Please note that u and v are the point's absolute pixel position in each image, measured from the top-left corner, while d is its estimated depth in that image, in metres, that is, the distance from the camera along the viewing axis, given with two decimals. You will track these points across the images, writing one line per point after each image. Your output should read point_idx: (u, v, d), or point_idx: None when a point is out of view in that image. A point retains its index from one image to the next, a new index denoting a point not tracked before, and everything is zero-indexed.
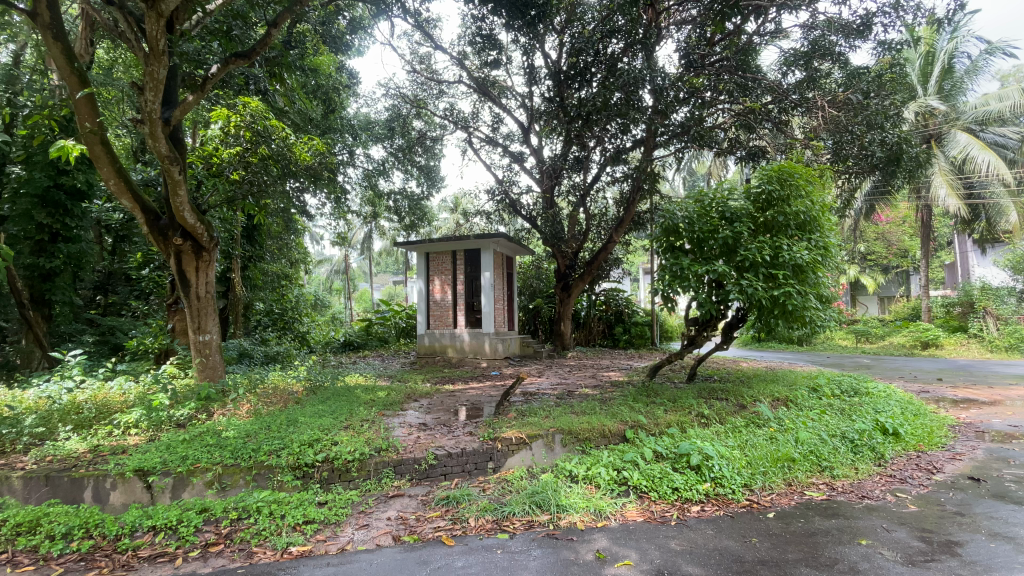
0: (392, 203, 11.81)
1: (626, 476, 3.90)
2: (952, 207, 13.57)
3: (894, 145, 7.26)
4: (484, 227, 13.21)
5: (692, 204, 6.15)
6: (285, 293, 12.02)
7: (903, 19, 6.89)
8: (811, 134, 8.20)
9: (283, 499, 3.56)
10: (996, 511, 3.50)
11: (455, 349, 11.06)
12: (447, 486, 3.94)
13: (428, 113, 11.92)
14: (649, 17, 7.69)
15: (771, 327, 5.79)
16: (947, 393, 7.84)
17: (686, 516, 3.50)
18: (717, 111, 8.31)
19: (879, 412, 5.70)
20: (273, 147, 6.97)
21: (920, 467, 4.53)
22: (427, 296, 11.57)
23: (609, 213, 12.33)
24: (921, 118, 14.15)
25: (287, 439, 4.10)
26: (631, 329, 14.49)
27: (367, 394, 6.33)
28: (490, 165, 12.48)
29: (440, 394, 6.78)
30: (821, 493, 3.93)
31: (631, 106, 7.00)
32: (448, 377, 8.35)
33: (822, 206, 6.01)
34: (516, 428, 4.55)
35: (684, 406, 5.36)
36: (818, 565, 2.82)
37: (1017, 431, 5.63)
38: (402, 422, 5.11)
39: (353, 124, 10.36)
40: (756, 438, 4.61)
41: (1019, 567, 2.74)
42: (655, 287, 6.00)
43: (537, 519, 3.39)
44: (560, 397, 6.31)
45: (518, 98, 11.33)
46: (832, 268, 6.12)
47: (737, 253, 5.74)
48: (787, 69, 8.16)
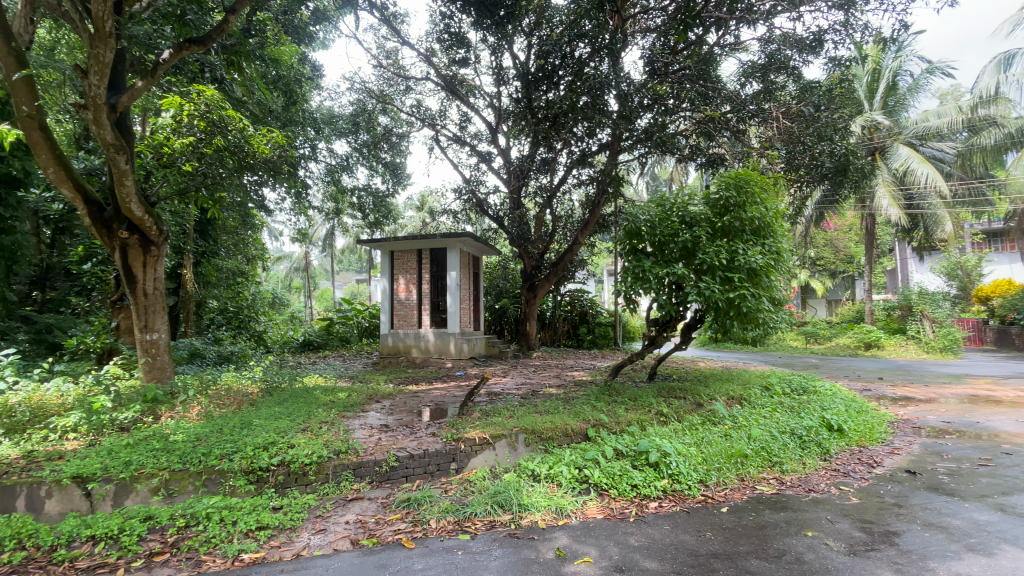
0: (356, 199, 11.53)
1: (587, 475, 3.96)
2: (894, 216, 14.42)
3: (841, 157, 7.64)
4: (450, 226, 13.13)
5: (654, 208, 6.32)
6: (241, 291, 11.54)
7: (853, 37, 7.27)
8: (766, 144, 8.53)
9: (235, 505, 3.43)
10: (930, 502, 3.74)
11: (420, 349, 10.95)
12: (408, 488, 3.89)
13: (395, 109, 11.74)
14: (615, 23, 7.77)
15: (727, 328, 5.99)
16: (887, 391, 8.34)
17: (644, 512, 3.58)
18: (679, 118, 8.55)
19: (826, 409, 6.00)
20: (230, 138, 6.65)
21: (861, 461, 4.80)
22: (392, 296, 11.37)
23: (575, 215, 12.44)
24: (867, 132, 14.92)
25: (241, 443, 3.94)
26: (595, 330, 14.74)
27: (327, 396, 6.15)
28: (456, 164, 12.39)
29: (402, 395, 6.68)
30: (771, 487, 4.10)
31: (597, 109, 7.13)
32: (412, 377, 8.26)
33: (776, 213, 6.23)
34: (479, 427, 4.53)
35: (645, 405, 5.49)
36: (767, 556, 2.94)
37: (949, 427, 6.05)
38: (363, 424, 5.01)
39: (316, 117, 10.05)
40: (711, 435, 4.77)
41: (950, 554, 2.93)
42: (618, 288, 6.14)
43: (499, 519, 3.40)
44: (524, 397, 6.37)
45: (486, 98, 11.32)
46: (784, 272, 6.39)
47: (695, 256, 5.92)
48: (745, 81, 8.48)
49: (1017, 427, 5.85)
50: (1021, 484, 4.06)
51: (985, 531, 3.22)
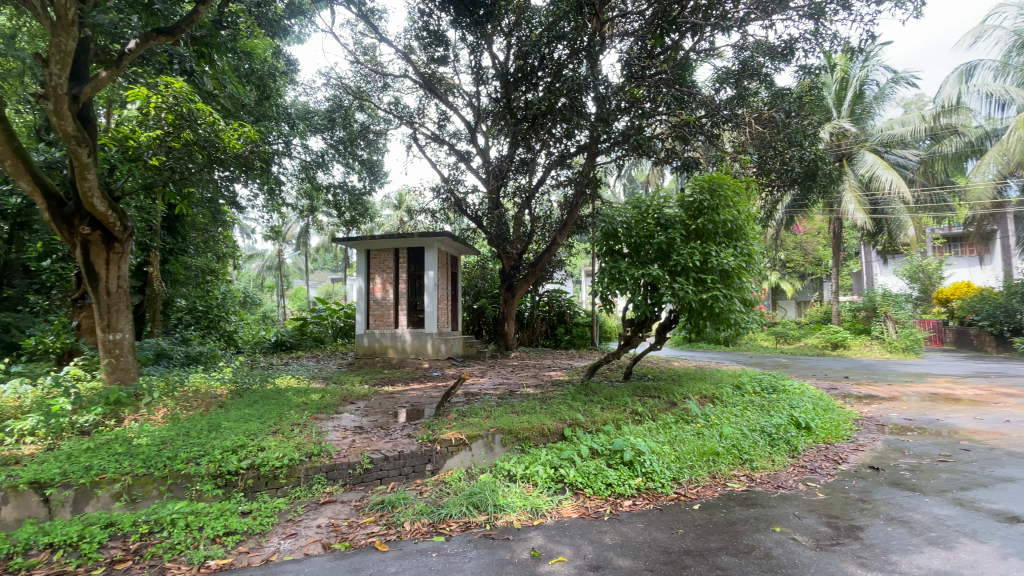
0: (331, 197, 11.34)
1: (563, 474, 3.98)
2: (860, 220, 14.94)
3: (811, 162, 7.83)
4: (429, 225, 13.04)
5: (630, 210, 6.40)
6: (210, 289, 11.21)
7: (822, 46, 7.48)
8: (739, 149, 8.72)
9: (202, 510, 3.33)
10: (892, 497, 3.89)
11: (396, 349, 10.84)
12: (383, 490, 3.84)
13: (372, 106, 11.58)
14: (593, 26, 7.84)
15: (700, 328, 6.10)
16: (853, 389, 8.62)
17: (619, 510, 3.62)
18: (655, 121, 8.68)
19: (794, 407, 6.18)
20: (200, 132, 6.44)
21: (827, 458, 4.96)
22: (368, 295, 11.22)
23: (553, 215, 12.48)
24: (835, 139, 15.44)
25: (208, 446, 3.84)
26: (572, 330, 14.84)
27: (300, 397, 6.03)
28: (435, 163, 12.30)
29: (377, 396, 6.59)
30: (742, 484, 4.19)
31: (575, 111, 7.19)
32: (388, 378, 8.17)
33: (747, 216, 6.37)
34: (456, 428, 4.50)
35: (620, 404, 5.56)
36: (738, 552, 3.01)
37: (910, 424, 6.29)
38: (337, 426, 4.93)
39: (290, 112, 9.82)
40: (684, 434, 4.85)
41: (911, 548, 3.05)
42: (595, 289, 6.20)
43: (475, 520, 3.38)
44: (501, 397, 6.36)
45: (465, 97, 11.27)
46: (755, 274, 6.54)
47: (670, 258, 6.02)
48: (719, 86, 8.67)
49: (974, 425, 6.11)
50: (977, 479, 4.24)
51: (944, 525, 3.36)
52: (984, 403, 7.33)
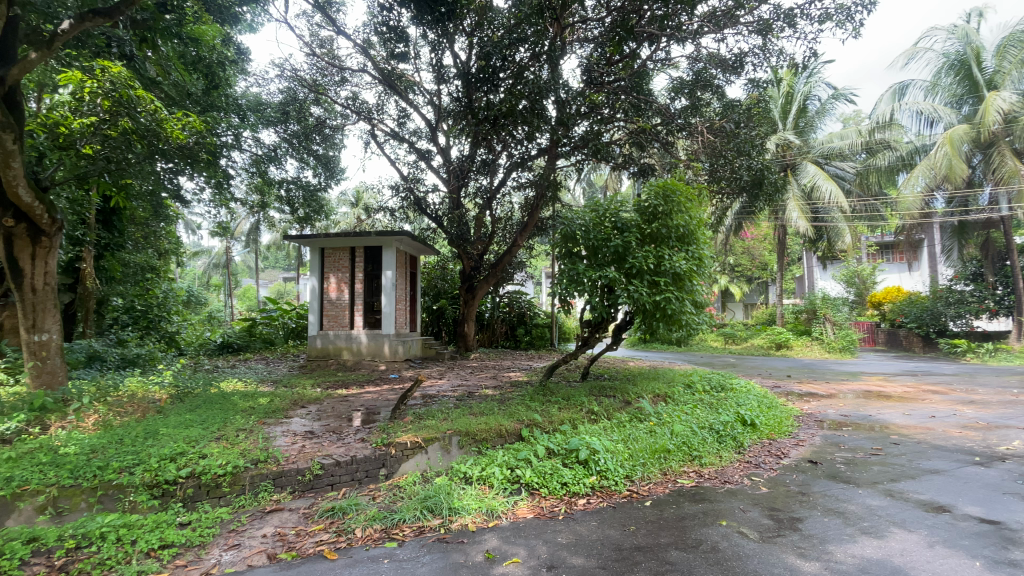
0: (284, 192, 10.98)
1: (519, 475, 3.99)
2: (802, 227, 15.82)
3: (758, 171, 8.22)
4: (388, 223, 12.75)
5: (588, 213, 6.51)
6: (150, 287, 10.56)
7: (770, 61, 7.86)
8: (692, 157, 9.15)
9: (135, 522, 3.12)
10: (829, 489, 4.13)
11: (351, 351, 10.55)
12: (334, 496, 3.73)
13: (328, 100, 11.25)
14: (555, 30, 7.90)
15: (653, 330, 6.28)
16: (795, 388, 9.10)
17: (573, 509, 3.67)
18: (614, 128, 8.90)
19: (741, 405, 6.46)
20: (140, 121, 6.02)
21: (770, 453, 5.21)
22: (322, 295, 10.89)
23: (515, 217, 12.47)
24: (781, 150, 16.37)
25: (144, 454, 3.63)
26: (531, 331, 14.98)
27: (246, 402, 5.76)
28: (394, 161, 12.08)
29: (330, 400, 6.39)
30: (691, 480, 4.34)
31: (535, 114, 7.29)
32: (342, 381, 7.93)
33: (699, 221, 6.59)
34: (412, 431, 4.43)
35: (577, 404, 5.66)
36: (686, 547, 3.10)
37: (845, 420, 6.71)
38: (286, 431, 4.75)
39: (240, 103, 9.42)
40: (637, 432, 4.98)
41: (845, 537, 3.24)
42: (554, 291, 6.28)
43: (428, 524, 3.33)
44: (459, 398, 6.33)
45: (426, 94, 11.15)
46: (706, 277, 6.77)
47: (626, 261, 6.17)
48: (674, 96, 8.93)
49: (902, 420, 6.59)
50: (906, 471, 4.57)
51: (876, 515, 3.59)
52: (911, 400, 7.92)
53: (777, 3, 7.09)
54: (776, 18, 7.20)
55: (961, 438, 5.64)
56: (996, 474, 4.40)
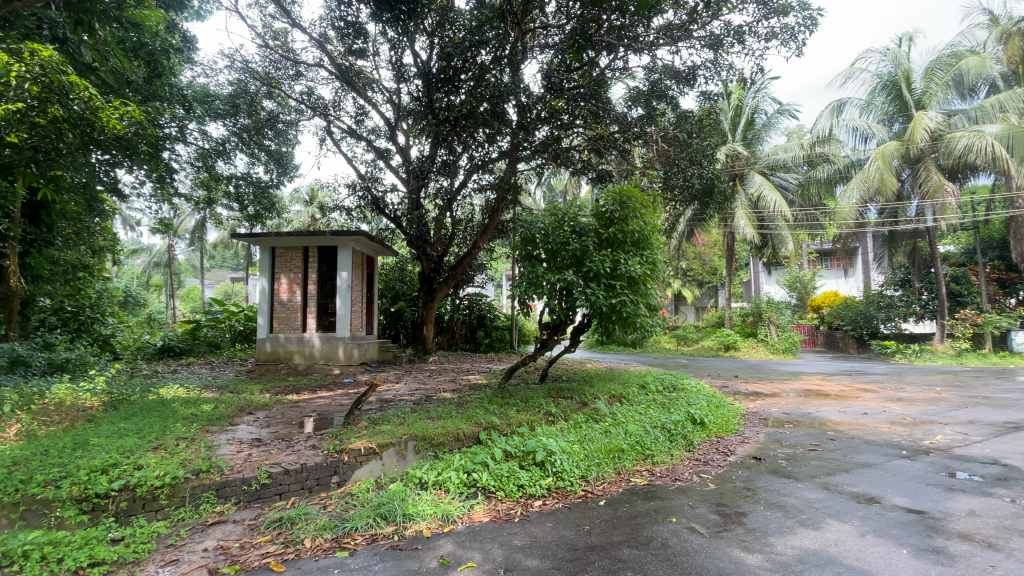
0: (233, 188, 10.56)
1: (475, 479, 3.97)
2: (748, 235, 16.57)
3: (709, 180, 8.70)
4: (343, 223, 12.39)
5: (547, 217, 6.61)
6: (82, 287, 9.86)
7: (720, 75, 8.21)
8: (647, 165, 9.46)
9: (62, 539, 2.88)
10: (771, 484, 4.34)
11: (303, 355, 10.23)
12: (281, 507, 3.60)
13: (282, 94, 10.72)
14: (516, 34, 7.93)
15: (609, 332, 6.42)
16: (742, 387, 9.54)
17: (529, 512, 3.69)
18: (573, 134, 9.03)
19: (691, 404, 6.71)
20: (72, 108, 5.57)
21: (718, 451, 5.43)
22: (272, 296, 10.48)
23: (474, 219, 12.45)
24: (730, 160, 17.15)
25: (73, 466, 3.38)
26: (491, 333, 14.99)
27: (187, 409, 5.47)
28: (351, 159, 11.75)
29: (280, 406, 6.16)
30: (643, 479, 4.45)
31: (496, 117, 7.26)
32: (293, 386, 7.65)
33: (653, 227, 6.78)
34: (366, 437, 4.33)
35: (534, 406, 5.72)
36: (638, 545, 3.18)
37: (786, 417, 7.09)
38: (231, 439, 4.54)
39: (186, 94, 9.10)
40: (593, 433, 5.06)
41: (785, 530, 3.42)
42: (513, 294, 6.31)
43: (382, 532, 3.27)
44: (416, 402, 6.25)
45: (385, 92, 10.94)
46: (659, 281, 6.99)
47: (584, 264, 6.29)
48: (631, 105, 9.17)
49: (837, 417, 7.03)
50: (840, 464, 4.88)
51: (813, 508, 3.80)
52: (846, 398, 8.45)
53: (727, 20, 7.41)
54: (726, 34, 7.54)
55: (890, 433, 6.07)
56: (920, 466, 4.76)
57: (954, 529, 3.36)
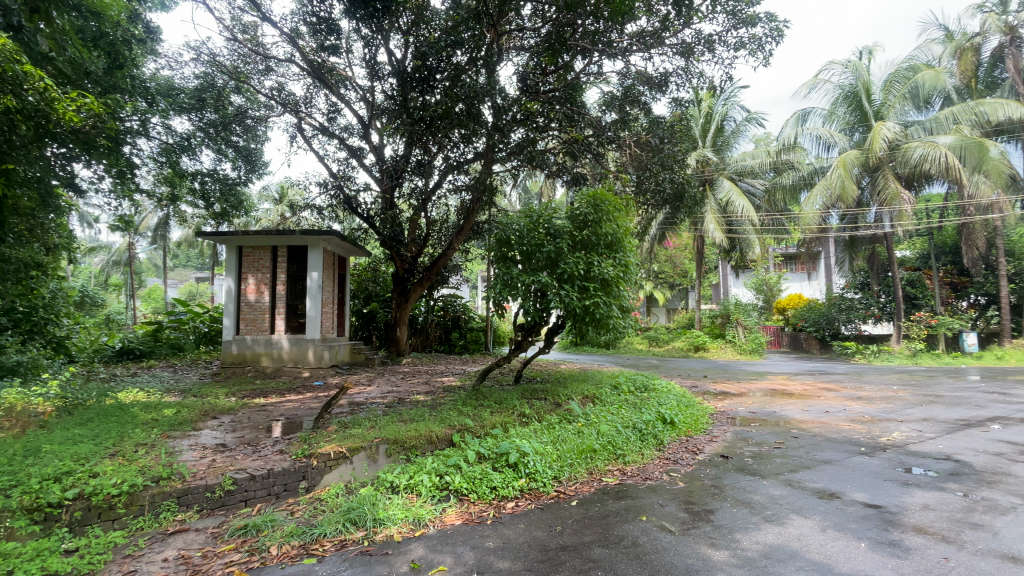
0: (198, 185, 10.25)
1: (448, 481, 3.94)
2: (717, 238, 17.00)
3: (679, 185, 8.97)
4: (314, 222, 12.15)
5: (522, 219, 6.64)
6: (36, 286, 8.95)
7: (691, 82, 8.41)
8: (620, 168, 9.64)
9: (10, 551, 2.72)
10: (738, 482, 4.46)
11: (271, 357, 9.97)
12: (247, 513, 3.50)
13: (251, 89, 10.40)
14: (492, 35, 7.93)
15: (583, 333, 6.48)
16: (711, 387, 9.78)
17: (501, 513, 3.69)
18: (548, 137, 9.09)
19: (662, 404, 6.83)
20: (25, 98, 5.26)
21: (687, 449, 5.54)
22: (239, 297, 10.18)
23: (449, 220, 12.40)
24: (700, 166, 17.63)
25: (23, 475, 3.21)
26: (466, 335, 14.90)
27: (147, 413, 5.25)
28: (322, 157, 11.51)
29: (247, 410, 5.98)
30: (615, 479, 4.51)
31: (472, 118, 7.25)
32: (260, 389, 7.44)
33: (626, 230, 6.90)
34: (336, 441, 4.25)
35: (509, 407, 5.74)
36: (609, 544, 3.22)
37: (753, 416, 7.30)
38: (194, 444, 4.39)
39: (149, 87, 8.71)
40: (566, 433, 5.10)
41: (750, 526, 3.52)
42: (487, 295, 6.31)
43: (351, 537, 3.22)
44: (389, 405, 6.18)
45: (358, 90, 10.79)
46: (632, 283, 7.10)
47: (558, 266, 6.34)
48: (605, 109, 9.29)
49: (801, 415, 7.28)
50: (804, 461, 5.05)
51: (778, 504, 3.93)
52: (810, 397, 8.75)
53: (698, 28, 7.60)
54: (697, 42, 7.73)
55: (850, 430, 6.32)
56: (878, 462, 4.97)
57: (909, 522, 3.52)
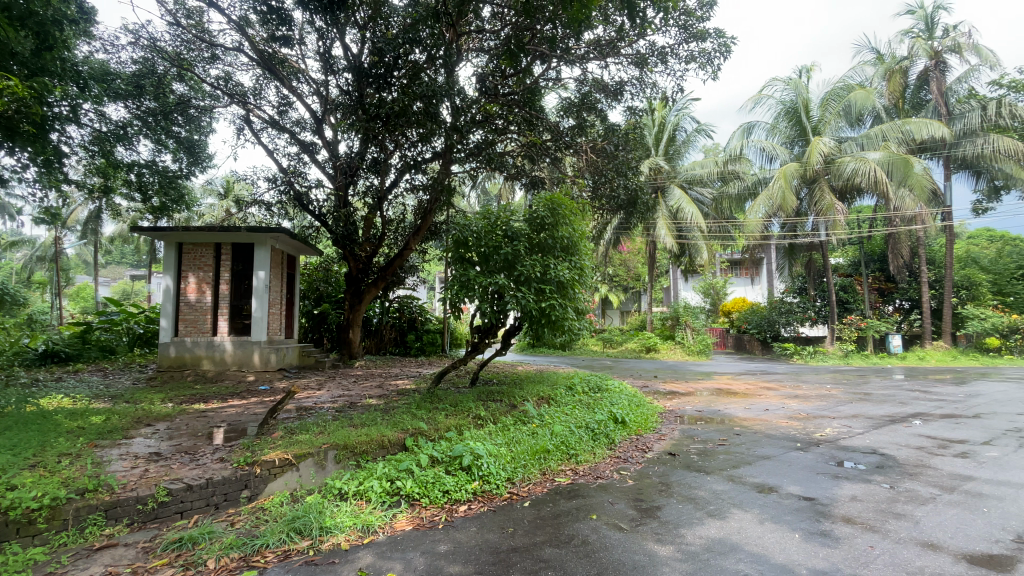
0: (134, 176, 9.69)
1: (399, 486, 3.89)
2: (668, 243, 17.63)
3: (633, 192, 9.22)
4: (262, 218, 11.67)
5: (480, 221, 6.59)
6: None
7: (644, 92, 8.68)
8: (577, 173, 9.83)
9: None
10: (684, 478, 4.65)
11: (213, 360, 9.50)
12: (183, 526, 3.31)
13: (195, 77, 9.64)
14: (451, 35, 7.90)
15: (539, 335, 6.54)
16: (660, 387, 10.11)
17: (453, 517, 3.67)
18: (507, 139, 9.12)
19: (614, 404, 7.00)
20: None
21: (637, 448, 5.70)
22: (178, 297, 9.62)
23: (406, 220, 12.23)
24: (653, 173, 18.30)
25: None
26: (422, 337, 14.69)
27: (72, 421, 4.88)
28: (272, 152, 11.08)
29: (185, 416, 5.66)
30: (567, 478, 4.59)
31: (429, 117, 7.17)
32: (200, 394, 7.06)
33: (582, 234, 7.03)
34: (281, 447, 4.09)
35: (464, 410, 5.72)
36: (559, 543, 3.27)
37: (700, 414, 7.62)
38: (125, 453, 4.12)
39: (80, 71, 8.17)
40: (520, 434, 5.14)
41: (694, 521, 3.67)
42: (444, 296, 6.26)
43: (296, 547, 3.11)
44: (339, 409, 6.02)
45: (312, 84, 10.46)
46: (587, 286, 7.23)
47: (515, 268, 6.37)
48: (564, 115, 9.43)
49: (743, 413, 7.65)
50: (745, 457, 5.31)
51: (720, 499, 4.10)
52: (752, 396, 9.20)
53: (651, 40, 7.86)
54: (650, 54, 7.99)
55: (787, 427, 6.69)
56: (813, 457, 5.30)
57: (838, 513, 3.78)
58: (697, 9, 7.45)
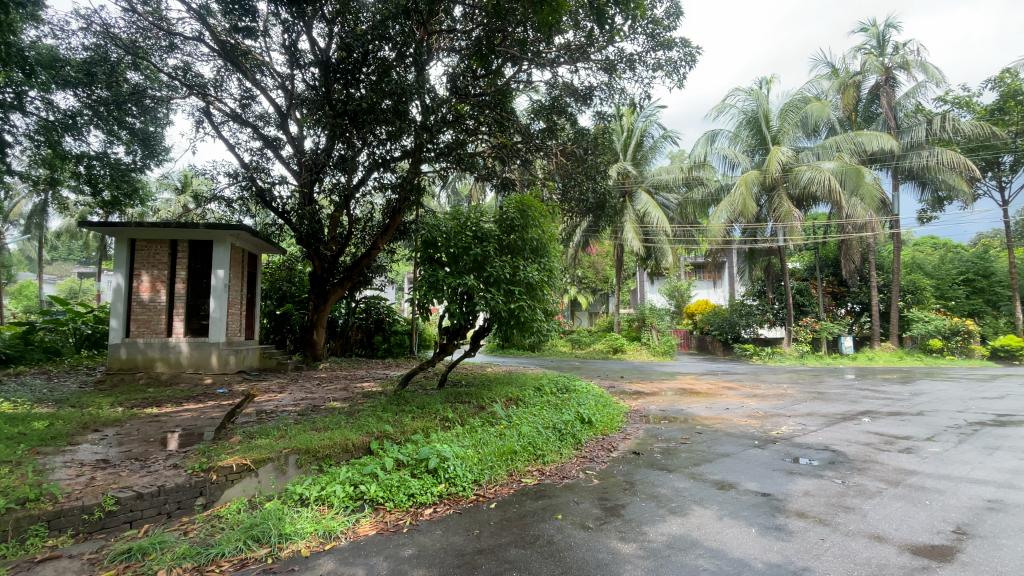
0: (84, 168, 9.24)
1: (363, 491, 3.82)
2: (635, 246, 18.00)
3: (601, 196, 9.43)
4: (223, 215, 11.26)
5: (449, 221, 6.53)
6: None
7: (613, 98, 8.83)
8: (547, 176, 9.91)
9: None
10: (647, 476, 4.75)
11: (167, 363, 9.09)
12: (132, 535, 3.16)
13: (150, 66, 9.16)
14: (421, 33, 7.82)
15: (508, 336, 6.54)
16: (626, 387, 10.31)
17: (418, 520, 3.64)
18: (478, 140, 9.09)
19: (581, 404, 7.08)
20: None
21: (603, 447, 5.79)
22: (129, 296, 9.18)
23: (374, 218, 12.03)
24: (621, 177, 18.64)
25: None
26: (390, 338, 14.48)
27: (11, 427, 4.58)
28: (233, 146, 10.70)
29: (136, 421, 5.40)
30: (533, 479, 4.62)
31: (398, 115, 7.09)
32: (154, 398, 6.76)
33: (551, 237, 7.08)
34: (239, 452, 3.96)
35: (431, 412, 5.67)
36: (525, 544, 3.28)
37: (663, 413, 7.80)
38: (70, 461, 3.91)
39: (25, 55, 7.74)
40: (488, 436, 5.13)
41: (656, 518, 3.75)
42: (411, 297, 6.17)
43: (253, 555, 3.02)
44: (301, 413, 5.87)
45: (276, 77, 10.16)
46: (556, 288, 7.29)
47: (484, 269, 6.36)
48: (534, 117, 9.48)
49: (705, 412, 7.87)
50: (705, 455, 5.47)
51: (682, 496, 4.21)
52: (713, 395, 9.49)
53: (620, 47, 8.01)
54: (619, 60, 8.13)
55: (746, 425, 6.93)
56: (770, 454, 5.51)
57: (792, 507, 3.94)
58: (664, 18, 7.63)
